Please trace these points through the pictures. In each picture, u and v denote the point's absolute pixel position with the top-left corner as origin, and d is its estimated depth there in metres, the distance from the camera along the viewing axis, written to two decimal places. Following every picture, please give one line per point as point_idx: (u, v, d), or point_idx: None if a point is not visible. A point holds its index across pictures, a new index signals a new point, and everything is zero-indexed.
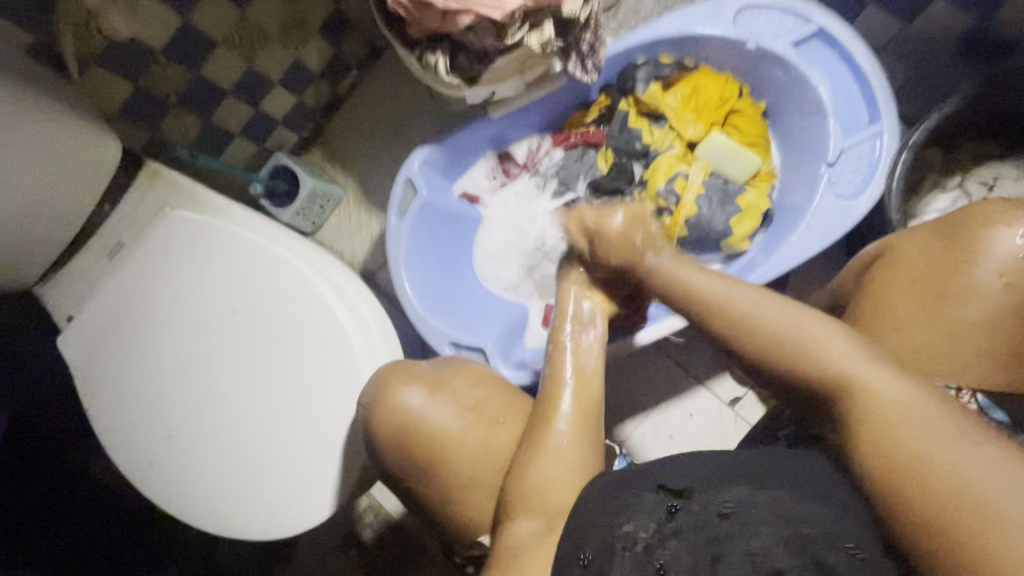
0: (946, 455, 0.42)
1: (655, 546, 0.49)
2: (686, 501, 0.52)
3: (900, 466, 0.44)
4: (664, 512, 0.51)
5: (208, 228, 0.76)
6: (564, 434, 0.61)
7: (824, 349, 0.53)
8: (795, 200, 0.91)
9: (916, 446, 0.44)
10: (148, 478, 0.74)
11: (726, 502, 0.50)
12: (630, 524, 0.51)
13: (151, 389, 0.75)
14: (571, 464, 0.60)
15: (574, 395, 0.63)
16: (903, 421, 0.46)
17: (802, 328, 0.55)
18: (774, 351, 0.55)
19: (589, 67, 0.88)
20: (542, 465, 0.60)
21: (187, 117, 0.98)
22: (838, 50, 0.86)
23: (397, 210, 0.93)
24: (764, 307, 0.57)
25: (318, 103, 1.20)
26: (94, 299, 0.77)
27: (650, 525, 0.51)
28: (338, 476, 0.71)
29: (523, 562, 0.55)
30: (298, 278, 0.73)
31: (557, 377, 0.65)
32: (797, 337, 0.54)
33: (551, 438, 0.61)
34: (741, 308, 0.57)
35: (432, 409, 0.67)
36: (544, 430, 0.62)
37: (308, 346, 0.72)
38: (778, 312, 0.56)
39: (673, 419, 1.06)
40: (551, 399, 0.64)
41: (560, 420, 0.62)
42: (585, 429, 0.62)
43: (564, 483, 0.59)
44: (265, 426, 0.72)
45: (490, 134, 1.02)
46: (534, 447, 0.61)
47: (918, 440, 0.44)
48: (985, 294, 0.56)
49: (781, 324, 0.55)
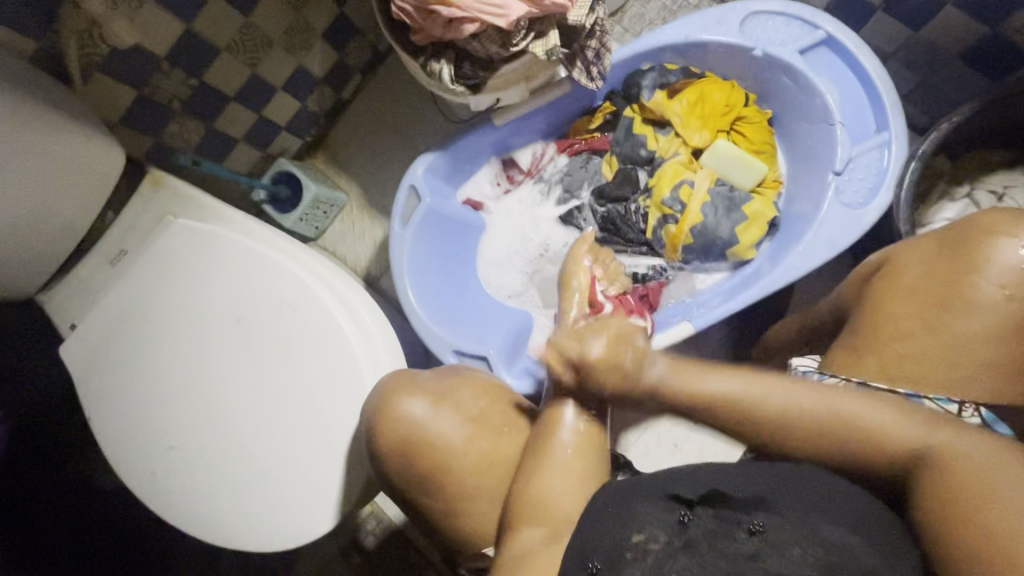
0: (1016, 506, 0.46)
1: (666, 558, 0.50)
2: (695, 513, 0.54)
3: (966, 511, 0.47)
4: (676, 522, 0.53)
5: (211, 237, 0.76)
6: (567, 441, 0.60)
7: (871, 425, 0.53)
8: (802, 208, 0.90)
9: (980, 499, 0.47)
10: (149, 488, 0.74)
11: (755, 520, 0.51)
12: (637, 534, 0.52)
13: (153, 398, 0.75)
14: (574, 472, 0.60)
15: (579, 405, 0.61)
16: (970, 474, 0.49)
17: (846, 408, 0.54)
18: (819, 438, 0.55)
19: (595, 74, 0.87)
20: (546, 476, 0.59)
21: (190, 124, 0.98)
22: (845, 57, 0.85)
23: (400, 217, 0.93)
24: (792, 404, 0.54)
25: (322, 109, 1.19)
26: (96, 307, 0.77)
27: (660, 535, 0.52)
28: (340, 487, 0.70)
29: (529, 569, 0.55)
30: (301, 287, 0.73)
31: (561, 386, 0.63)
32: (843, 417, 0.54)
33: (554, 447, 0.60)
34: (775, 411, 0.54)
35: (436, 420, 0.66)
36: (546, 439, 0.60)
37: (311, 355, 0.72)
38: (809, 399, 0.54)
39: (677, 427, 1.06)
40: (552, 408, 0.62)
41: (563, 429, 0.60)
42: (589, 438, 0.60)
43: (567, 492, 0.59)
44: (267, 437, 0.72)
45: (494, 141, 1.02)
46: (537, 456, 0.60)
47: (988, 487, 0.48)
48: (987, 307, 0.55)
49: (821, 411, 0.54)
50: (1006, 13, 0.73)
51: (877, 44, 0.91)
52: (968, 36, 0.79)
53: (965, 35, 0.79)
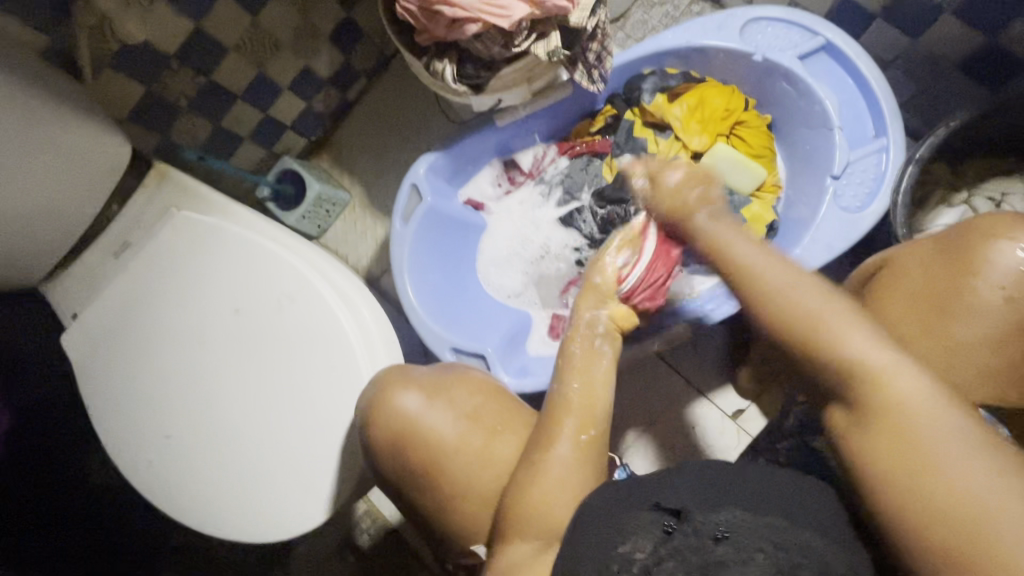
0: (951, 461, 0.44)
1: (651, 570, 0.49)
2: (682, 522, 0.52)
3: (899, 473, 0.46)
4: (660, 532, 0.52)
5: (213, 228, 0.77)
6: (564, 456, 0.59)
7: (842, 341, 0.49)
8: (801, 213, 0.91)
9: (905, 450, 0.46)
10: (145, 477, 0.74)
11: (721, 527, 0.51)
12: (625, 545, 0.51)
13: (152, 388, 0.75)
14: (570, 486, 0.59)
15: (578, 419, 0.61)
16: (915, 424, 0.46)
17: (832, 314, 0.50)
18: (796, 330, 0.51)
19: (595, 77, 0.88)
20: (542, 489, 0.59)
21: (197, 121, 0.99)
22: (844, 64, 0.86)
23: (401, 216, 0.94)
24: (793, 290, 0.51)
25: (327, 109, 1.21)
26: (99, 297, 0.78)
27: (647, 546, 0.51)
28: (334, 480, 0.70)
29: None
30: (301, 280, 0.74)
31: (563, 401, 0.62)
32: (819, 320, 0.50)
33: (550, 460, 0.59)
34: (784, 295, 0.51)
35: (430, 415, 0.67)
36: (543, 453, 0.60)
37: (309, 347, 0.72)
38: (811, 297, 0.51)
39: (674, 430, 1.05)
40: (553, 419, 0.62)
41: (561, 442, 0.60)
42: (587, 450, 0.60)
43: (563, 503, 0.58)
44: (264, 429, 0.72)
45: (496, 141, 1.03)
46: (534, 467, 0.60)
47: (932, 449, 0.45)
48: (986, 310, 0.54)
49: (807, 305, 0.51)
50: (1005, 23, 0.74)
51: (877, 53, 0.92)
52: (968, 46, 0.80)
53: (963, 45, 0.80)
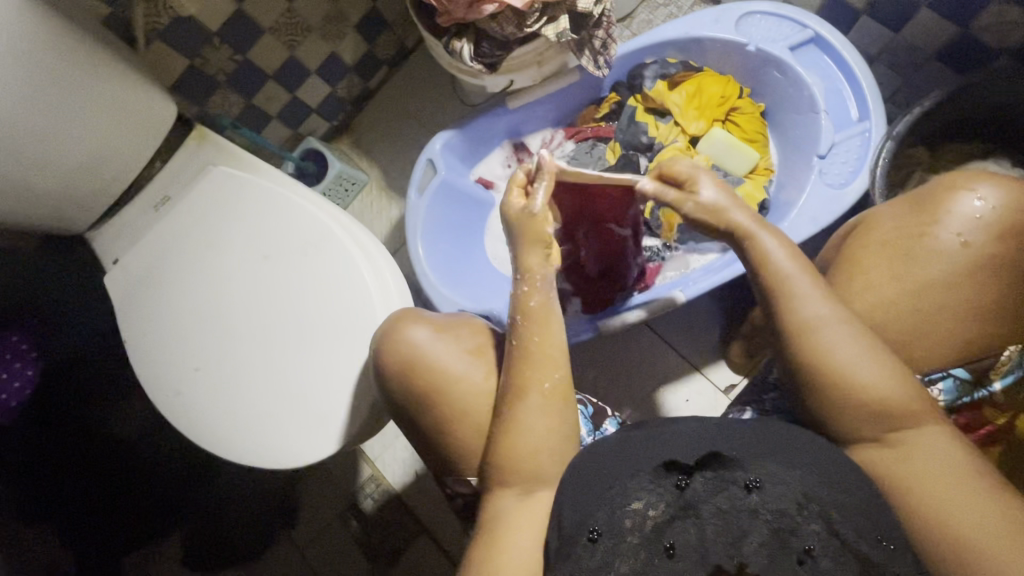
0: (972, 506, 0.53)
1: (666, 522, 0.54)
2: (691, 477, 0.56)
3: (920, 512, 0.54)
4: (672, 488, 0.56)
5: (248, 183, 0.84)
6: (535, 404, 0.63)
7: (858, 379, 0.57)
8: (789, 193, 0.97)
9: (928, 483, 0.55)
10: (173, 407, 0.80)
11: (753, 476, 0.55)
12: (635, 502, 0.56)
13: (184, 324, 0.82)
14: (547, 433, 0.63)
15: (540, 369, 0.64)
16: (946, 469, 0.55)
17: (863, 368, 0.58)
18: (830, 381, 0.58)
19: (601, 63, 0.95)
20: (519, 438, 0.63)
21: (231, 97, 1.08)
22: (830, 54, 0.93)
23: (417, 187, 1.01)
24: (834, 345, 0.59)
25: (349, 96, 1.29)
26: (141, 242, 0.85)
27: (659, 504, 0.55)
28: (346, 414, 0.76)
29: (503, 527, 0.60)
30: (325, 231, 0.81)
31: (523, 356, 0.65)
32: (850, 374, 0.58)
33: (523, 406, 0.63)
34: (823, 347, 0.59)
35: (436, 347, 0.71)
36: (516, 403, 0.64)
37: (330, 291, 0.79)
38: (847, 351, 0.58)
39: (668, 403, 1.10)
40: (519, 373, 0.65)
41: (533, 393, 0.64)
42: (552, 396, 0.64)
43: (539, 450, 0.63)
44: (284, 365, 0.78)
45: (506, 124, 1.10)
46: (509, 415, 0.64)
47: (951, 487, 0.54)
48: (947, 254, 0.60)
49: (844, 361, 0.58)
50: (975, 14, 0.81)
51: (862, 47, 0.99)
52: (943, 37, 0.86)
53: (938, 36, 0.87)
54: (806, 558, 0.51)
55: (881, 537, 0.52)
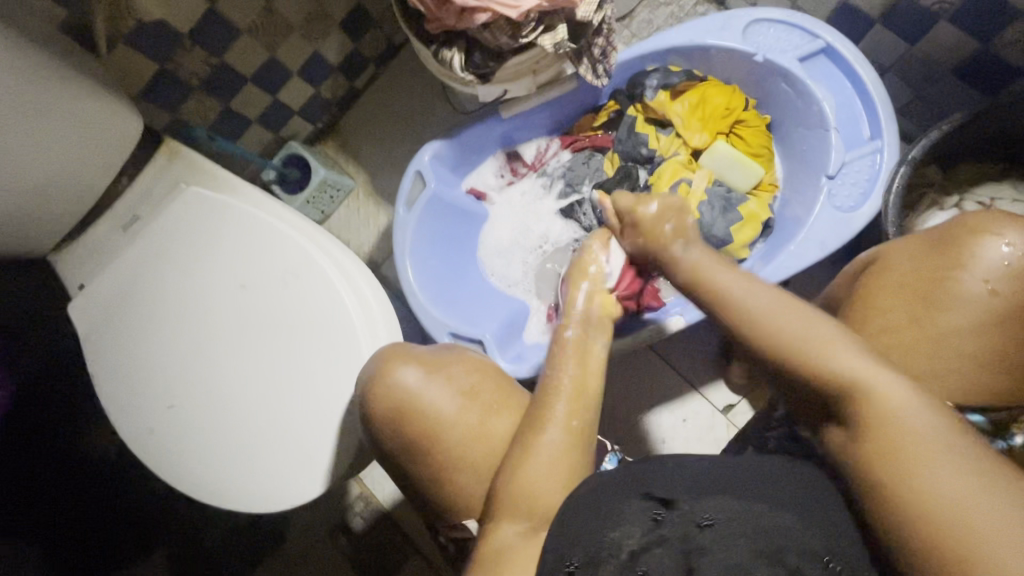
0: (924, 466, 0.43)
1: (641, 551, 0.50)
2: (670, 511, 0.53)
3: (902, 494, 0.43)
4: (649, 520, 0.52)
5: (224, 205, 0.79)
6: (556, 440, 0.60)
7: (827, 353, 0.51)
8: (795, 212, 0.93)
9: (915, 460, 0.44)
10: (147, 445, 0.76)
11: (705, 514, 0.52)
12: (615, 532, 0.52)
13: (158, 357, 0.77)
14: (558, 476, 0.59)
15: (568, 405, 0.62)
16: (909, 439, 0.45)
17: (813, 333, 0.53)
18: (784, 350, 0.53)
19: (600, 72, 0.90)
20: (530, 474, 0.59)
21: (207, 102, 1.01)
22: (843, 67, 0.88)
23: (405, 202, 0.96)
24: (772, 311, 0.54)
25: (334, 96, 1.22)
26: (109, 267, 0.79)
27: (637, 533, 0.52)
28: (332, 454, 0.72)
29: (502, 564, 0.55)
30: (306, 259, 0.76)
31: (555, 384, 0.64)
32: (805, 346, 0.52)
33: (543, 441, 0.60)
34: (758, 312, 0.55)
35: (429, 391, 0.67)
36: (537, 435, 0.61)
37: (312, 324, 0.74)
38: (784, 313, 0.54)
39: (666, 422, 1.07)
40: (545, 406, 0.63)
41: (553, 426, 0.61)
42: (575, 438, 0.61)
43: (552, 493, 0.58)
44: (264, 400, 0.74)
45: (500, 133, 1.04)
46: (524, 452, 0.61)
47: (910, 460, 0.44)
48: (970, 302, 0.56)
49: (788, 332, 0.53)
50: (998, 30, 0.76)
51: (875, 57, 0.94)
52: (962, 52, 0.82)
53: (958, 51, 0.82)
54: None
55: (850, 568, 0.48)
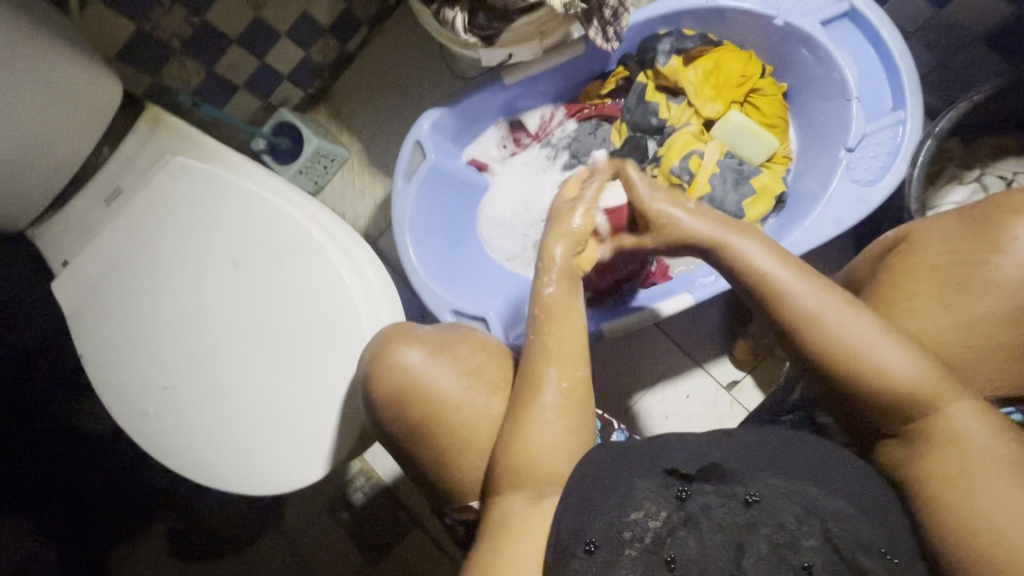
0: (1002, 497, 0.45)
1: (666, 535, 0.50)
2: (693, 485, 0.53)
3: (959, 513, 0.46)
4: (673, 497, 0.52)
5: (212, 177, 0.74)
6: (551, 404, 0.58)
7: (879, 359, 0.51)
8: (810, 186, 0.89)
9: (973, 478, 0.47)
10: (142, 428, 0.73)
11: (751, 489, 0.51)
12: (635, 512, 0.51)
13: (149, 338, 0.73)
14: (560, 441, 0.57)
15: (560, 366, 0.59)
16: (963, 457, 0.48)
17: (869, 337, 0.52)
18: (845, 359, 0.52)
19: (611, 34, 0.85)
20: (530, 437, 0.57)
21: (190, 66, 0.95)
22: (867, 32, 0.84)
23: (404, 173, 0.92)
24: (833, 318, 0.53)
25: (326, 60, 1.15)
26: (93, 243, 0.75)
27: (660, 512, 0.51)
28: (334, 436, 0.70)
29: (511, 532, 0.54)
30: (301, 235, 0.72)
31: (542, 347, 0.60)
32: (867, 348, 0.51)
33: (538, 405, 0.58)
34: (813, 312, 0.53)
35: (432, 372, 0.64)
36: (530, 400, 0.58)
37: (310, 303, 0.71)
38: (860, 324, 0.52)
39: (669, 398, 1.06)
40: (536, 367, 0.60)
41: (548, 389, 0.58)
42: (572, 399, 0.59)
43: (557, 460, 0.57)
44: (262, 382, 0.71)
45: (503, 101, 0.99)
46: (521, 414, 0.58)
47: (963, 478, 0.47)
48: (1010, 286, 0.53)
49: (854, 334, 0.52)
50: None
51: (898, 22, 0.89)
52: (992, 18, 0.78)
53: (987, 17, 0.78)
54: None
55: (886, 549, 0.48)
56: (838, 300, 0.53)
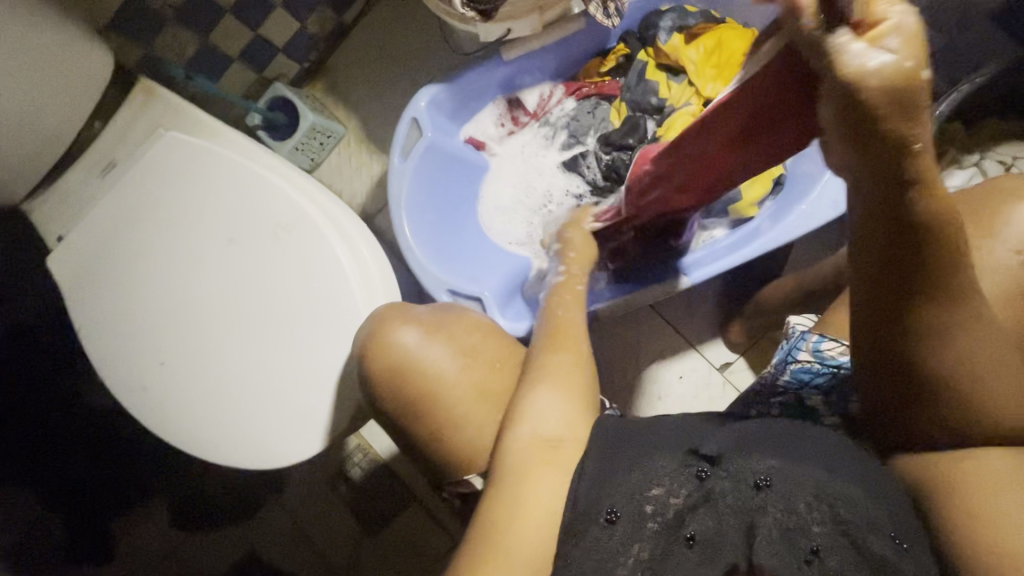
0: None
1: (688, 509, 0.51)
2: (716, 468, 0.52)
3: (987, 528, 0.45)
4: (694, 478, 0.52)
5: (206, 152, 0.74)
6: (565, 361, 0.63)
7: (976, 373, 0.47)
8: (806, 167, 0.89)
9: (1004, 496, 0.46)
10: (138, 403, 0.73)
11: (762, 472, 0.51)
12: (657, 489, 0.52)
13: (145, 314, 0.73)
14: (572, 400, 0.60)
15: (573, 338, 0.66)
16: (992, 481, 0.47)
17: (987, 352, 0.46)
18: (950, 368, 0.46)
19: (611, 11, 0.85)
20: (544, 391, 0.60)
21: (183, 36, 0.94)
22: None
23: (400, 151, 0.90)
24: (971, 328, 0.45)
25: (321, 33, 1.14)
26: (88, 218, 0.75)
27: (681, 490, 0.52)
28: (330, 413, 0.71)
29: (526, 489, 0.54)
30: (296, 212, 0.72)
31: (559, 323, 0.69)
32: (977, 363, 0.46)
33: (552, 362, 0.63)
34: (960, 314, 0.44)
35: (428, 350, 0.65)
36: (545, 360, 0.64)
37: (306, 280, 0.71)
38: (979, 343, 0.46)
39: (663, 379, 1.07)
40: (551, 339, 0.66)
41: (562, 349, 0.65)
42: (582, 360, 0.64)
43: (569, 420, 0.59)
44: (259, 358, 0.72)
45: (501, 77, 0.98)
46: (535, 374, 0.63)
47: (992, 494, 0.47)
48: (998, 270, 0.53)
49: (973, 348, 0.46)
50: None
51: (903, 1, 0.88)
52: None
53: None
54: (814, 559, 0.47)
55: (894, 534, 0.47)
56: (974, 300, 0.45)
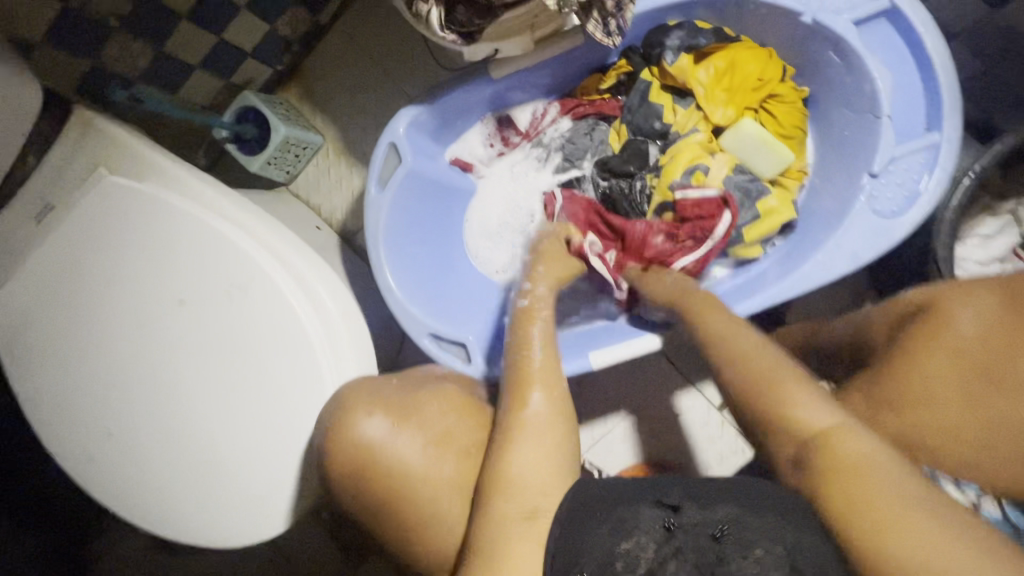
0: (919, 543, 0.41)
1: (656, 566, 0.45)
2: (680, 518, 0.48)
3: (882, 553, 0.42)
4: (661, 528, 0.48)
5: (152, 200, 0.65)
6: (538, 414, 0.61)
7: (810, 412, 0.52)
8: (826, 208, 0.81)
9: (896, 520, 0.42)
10: (88, 475, 0.68)
11: (719, 524, 0.46)
12: (627, 542, 0.48)
13: (90, 379, 0.67)
14: (544, 464, 0.59)
15: (546, 394, 0.63)
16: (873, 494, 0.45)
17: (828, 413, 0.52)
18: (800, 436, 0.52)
19: (612, 28, 0.73)
20: (519, 451, 0.59)
21: (134, 46, 0.82)
22: (905, 35, 0.73)
23: (378, 179, 0.80)
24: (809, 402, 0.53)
25: (294, 34, 1.03)
26: (23, 270, 0.67)
27: (649, 543, 0.47)
28: (294, 492, 0.65)
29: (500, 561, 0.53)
30: (253, 271, 0.64)
31: (524, 377, 0.64)
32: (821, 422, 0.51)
33: (524, 422, 0.61)
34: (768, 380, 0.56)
35: (395, 440, 0.64)
36: (517, 423, 0.61)
37: (264, 347, 0.64)
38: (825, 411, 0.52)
39: (658, 417, 1.01)
40: (521, 395, 0.63)
41: (532, 404, 0.62)
42: (556, 414, 0.62)
43: (542, 477, 0.58)
44: (215, 431, 0.65)
45: (490, 94, 0.88)
46: (508, 435, 0.61)
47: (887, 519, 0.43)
48: None
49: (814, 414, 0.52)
50: None
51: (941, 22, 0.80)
52: None
53: None
54: None
55: None
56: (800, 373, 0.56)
